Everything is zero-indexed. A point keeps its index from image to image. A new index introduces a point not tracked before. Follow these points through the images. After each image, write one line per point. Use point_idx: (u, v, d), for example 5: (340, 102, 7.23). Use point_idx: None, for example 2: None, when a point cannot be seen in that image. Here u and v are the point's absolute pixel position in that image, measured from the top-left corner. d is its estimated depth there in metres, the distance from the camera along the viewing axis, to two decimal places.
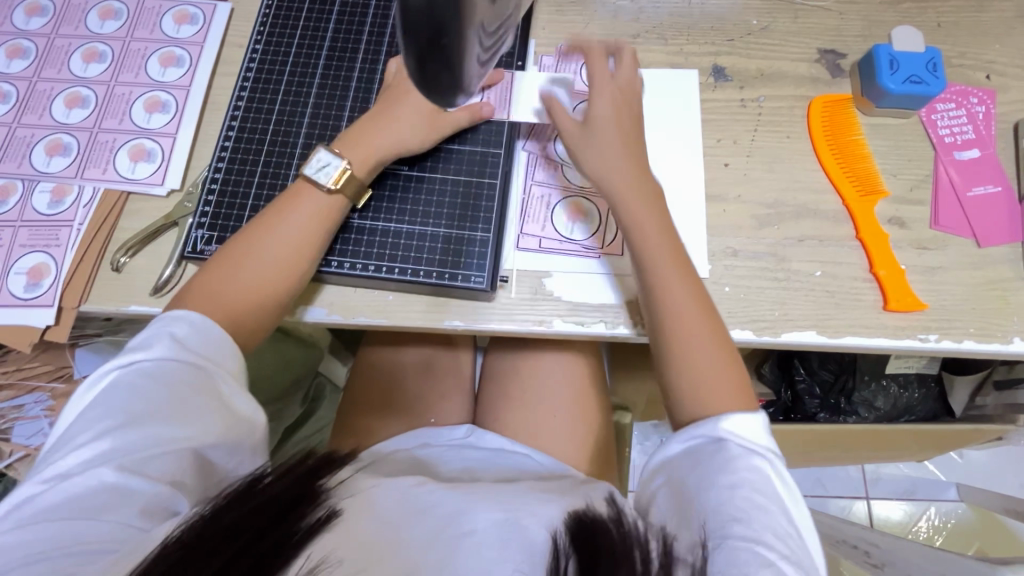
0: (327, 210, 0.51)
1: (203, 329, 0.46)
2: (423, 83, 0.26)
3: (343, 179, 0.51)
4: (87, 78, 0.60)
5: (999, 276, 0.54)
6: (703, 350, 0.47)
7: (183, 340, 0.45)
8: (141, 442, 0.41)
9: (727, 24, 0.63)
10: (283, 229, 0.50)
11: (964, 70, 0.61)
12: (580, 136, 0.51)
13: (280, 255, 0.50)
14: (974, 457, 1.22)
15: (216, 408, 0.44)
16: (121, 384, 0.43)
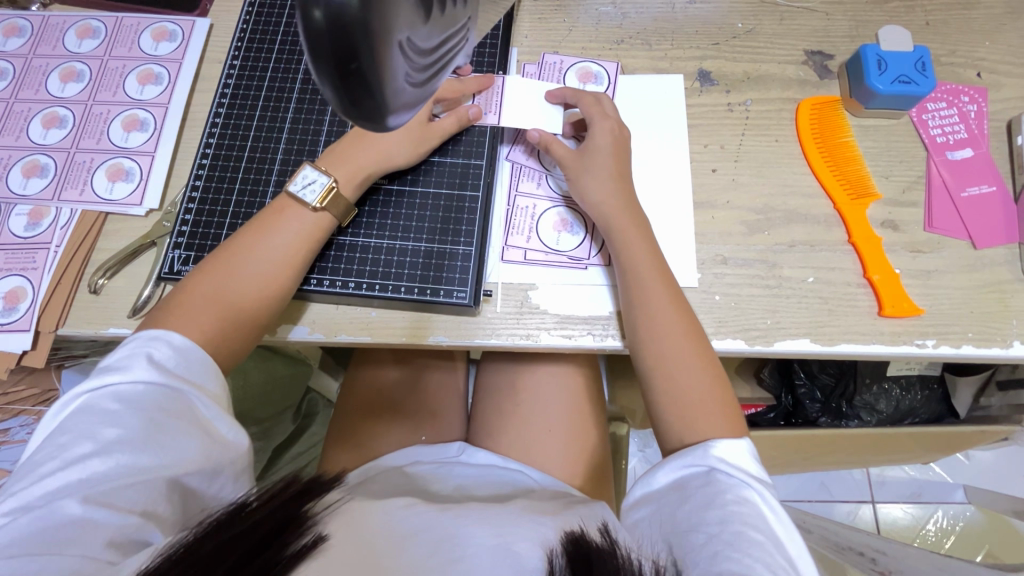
0: (313, 228, 0.50)
1: (184, 353, 0.45)
2: (351, 114, 0.22)
3: (328, 198, 0.50)
4: (65, 97, 0.60)
5: (996, 278, 0.52)
6: (693, 375, 0.47)
7: (162, 364, 0.44)
8: (114, 470, 0.40)
9: (712, 28, 0.62)
10: (267, 249, 0.49)
11: (954, 68, 0.59)
12: (578, 164, 0.53)
13: (264, 274, 0.49)
14: (981, 458, 1.20)
15: (195, 433, 0.43)
16: (95, 410, 0.42)
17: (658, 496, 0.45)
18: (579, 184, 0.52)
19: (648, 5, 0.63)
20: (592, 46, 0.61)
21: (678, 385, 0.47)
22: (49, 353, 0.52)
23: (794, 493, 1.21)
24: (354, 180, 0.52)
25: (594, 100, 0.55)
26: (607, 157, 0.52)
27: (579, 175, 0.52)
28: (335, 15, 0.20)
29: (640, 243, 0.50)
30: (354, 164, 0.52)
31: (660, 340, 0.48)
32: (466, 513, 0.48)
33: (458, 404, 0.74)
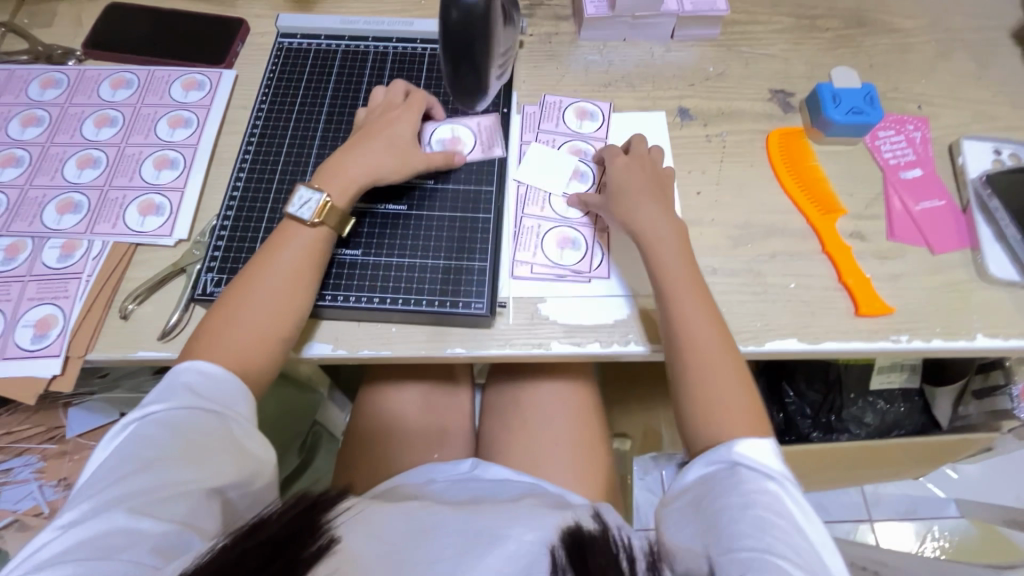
0: (317, 242, 0.54)
1: (216, 376, 0.46)
2: (461, 88, 0.40)
3: (323, 211, 0.54)
4: (99, 141, 0.64)
5: (955, 279, 0.59)
6: (733, 390, 0.50)
7: (195, 387, 0.46)
8: (156, 484, 0.42)
9: (687, 72, 0.70)
10: (279, 266, 0.52)
11: (898, 102, 0.68)
12: (636, 187, 0.57)
13: (279, 292, 0.51)
14: (968, 471, 1.24)
15: (230, 451, 0.45)
16: (137, 431, 0.44)
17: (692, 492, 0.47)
18: (631, 203, 0.56)
19: (630, 54, 0.71)
20: (583, 88, 0.69)
21: (718, 407, 0.49)
22: (77, 378, 0.54)
23: None
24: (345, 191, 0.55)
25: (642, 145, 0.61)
26: (649, 183, 0.58)
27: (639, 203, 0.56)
28: (467, 15, 0.35)
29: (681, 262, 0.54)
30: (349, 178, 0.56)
31: (704, 377, 0.50)
32: (480, 511, 0.51)
33: (466, 425, 0.77)
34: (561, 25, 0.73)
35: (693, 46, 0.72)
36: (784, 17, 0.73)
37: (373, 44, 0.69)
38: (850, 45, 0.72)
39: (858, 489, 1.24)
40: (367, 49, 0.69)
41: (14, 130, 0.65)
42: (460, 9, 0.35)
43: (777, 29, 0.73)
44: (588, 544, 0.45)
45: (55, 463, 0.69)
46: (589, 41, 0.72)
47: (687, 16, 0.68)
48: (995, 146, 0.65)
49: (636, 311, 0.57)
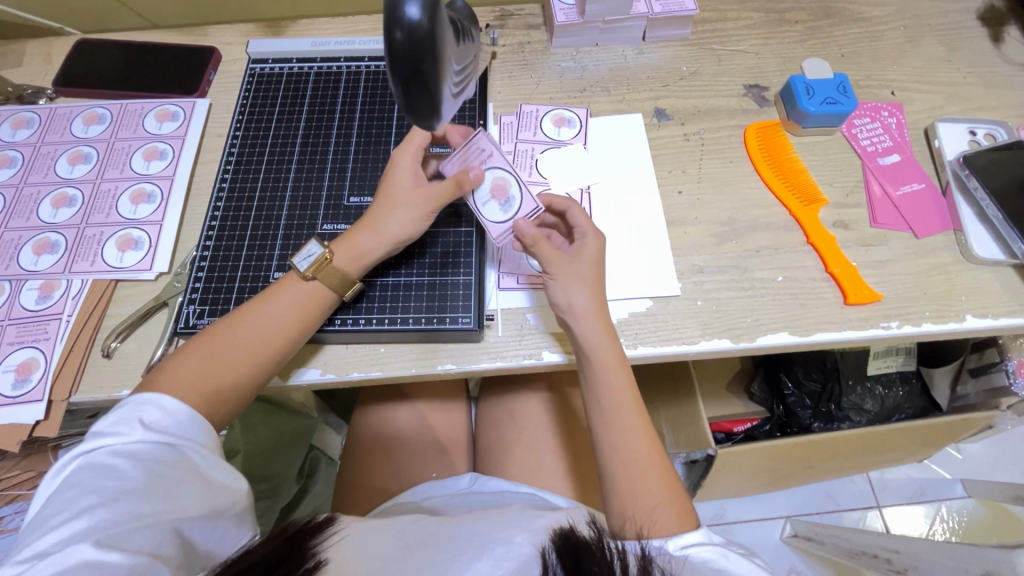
0: (308, 299, 0.52)
1: (174, 410, 0.45)
2: (414, 113, 0.34)
3: (319, 268, 0.52)
4: (73, 178, 0.64)
5: (941, 262, 0.59)
6: (657, 492, 0.50)
7: (154, 424, 0.44)
8: (120, 517, 0.39)
9: (661, 73, 0.70)
10: (267, 319, 0.50)
11: (872, 90, 0.69)
12: (568, 269, 0.53)
13: (259, 338, 0.49)
14: (971, 450, 1.24)
15: (195, 480, 0.43)
16: (95, 466, 0.41)
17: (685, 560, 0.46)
18: (561, 288, 0.52)
19: (603, 58, 0.72)
20: (559, 95, 0.69)
21: (644, 505, 0.49)
22: (61, 421, 0.53)
23: (801, 507, 1.22)
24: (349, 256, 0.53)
25: (580, 210, 0.55)
26: (586, 268, 0.53)
27: (554, 277, 0.52)
28: (412, 34, 0.29)
29: (616, 365, 0.52)
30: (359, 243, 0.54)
31: (636, 474, 0.50)
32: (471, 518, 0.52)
33: (465, 440, 0.76)
34: (533, 33, 0.73)
35: (666, 47, 0.72)
36: (753, 13, 0.74)
37: (346, 65, 0.69)
38: (820, 36, 0.72)
39: (864, 477, 1.24)
40: (340, 70, 0.69)
41: None
42: (404, 29, 0.29)
43: (747, 25, 0.73)
44: (582, 547, 0.42)
45: None
46: (561, 48, 0.72)
47: (657, 17, 0.69)
48: (970, 127, 0.65)
49: (626, 315, 0.57)
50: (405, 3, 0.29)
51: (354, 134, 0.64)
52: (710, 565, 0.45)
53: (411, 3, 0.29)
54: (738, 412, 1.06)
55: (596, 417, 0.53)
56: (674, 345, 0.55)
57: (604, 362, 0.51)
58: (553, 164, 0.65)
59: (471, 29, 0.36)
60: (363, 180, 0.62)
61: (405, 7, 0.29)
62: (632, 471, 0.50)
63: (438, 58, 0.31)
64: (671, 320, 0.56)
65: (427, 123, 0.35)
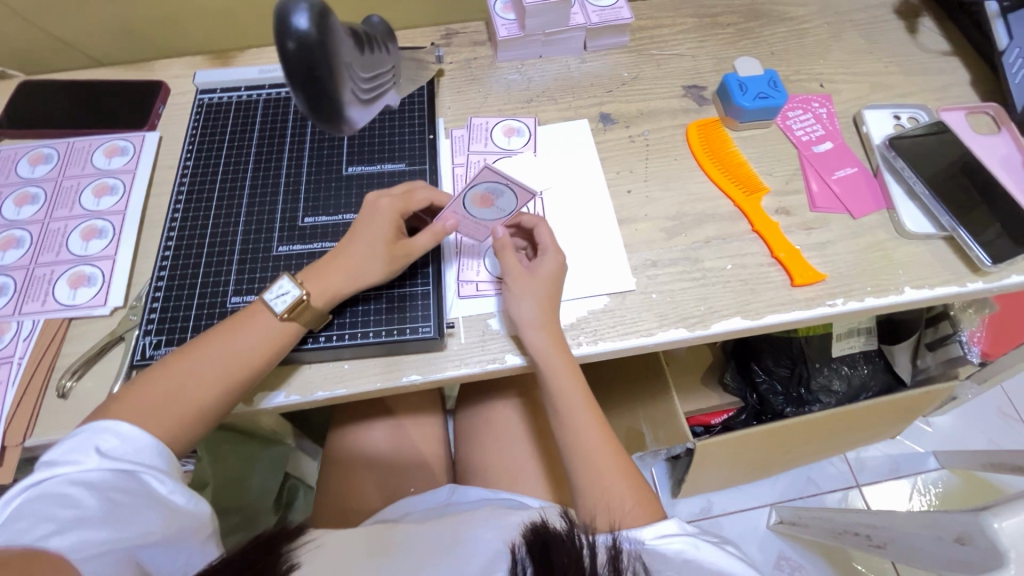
0: (278, 329, 0.50)
1: (132, 439, 0.44)
2: (313, 112, 0.38)
3: (296, 308, 0.51)
4: (21, 220, 0.63)
5: (879, 239, 0.62)
6: (619, 487, 0.52)
7: (110, 452, 0.43)
8: (77, 546, 0.39)
9: (604, 79, 0.73)
10: (232, 351, 0.49)
11: (802, 83, 0.73)
12: (518, 279, 0.55)
13: (226, 367, 0.48)
14: (940, 422, 1.28)
15: (154, 508, 0.43)
16: (49, 496, 0.40)
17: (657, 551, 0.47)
18: (512, 300, 0.54)
19: (548, 69, 0.74)
20: (507, 107, 0.71)
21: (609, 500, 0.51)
22: (16, 467, 0.51)
23: (786, 493, 1.24)
24: (325, 293, 0.52)
25: (546, 229, 0.58)
26: (541, 286, 0.55)
27: (508, 288, 0.55)
28: (303, 44, 0.34)
29: (566, 369, 0.53)
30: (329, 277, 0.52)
31: (597, 472, 0.52)
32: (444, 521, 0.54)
33: (442, 454, 0.76)
34: (479, 49, 0.75)
35: (607, 55, 0.75)
36: (686, 18, 0.77)
37: None
38: (751, 36, 0.76)
39: (843, 458, 1.27)
40: (289, 95, 0.69)
41: None
42: (294, 39, 0.34)
43: (681, 30, 0.77)
44: (551, 539, 0.44)
45: None
46: (507, 61, 0.75)
47: (595, 27, 0.71)
48: (894, 112, 0.69)
49: (584, 313, 0.58)
50: (292, 16, 0.33)
51: (306, 156, 0.65)
52: (681, 556, 0.47)
53: (297, 15, 0.33)
54: (714, 404, 1.08)
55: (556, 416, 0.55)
56: (633, 338, 0.57)
57: (554, 366, 0.53)
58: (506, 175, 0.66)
59: (370, 38, 0.41)
60: (318, 200, 0.62)
61: (292, 19, 0.33)
62: (593, 471, 0.52)
63: (330, 63, 0.35)
64: (628, 314, 0.58)
65: (339, 124, 0.40)
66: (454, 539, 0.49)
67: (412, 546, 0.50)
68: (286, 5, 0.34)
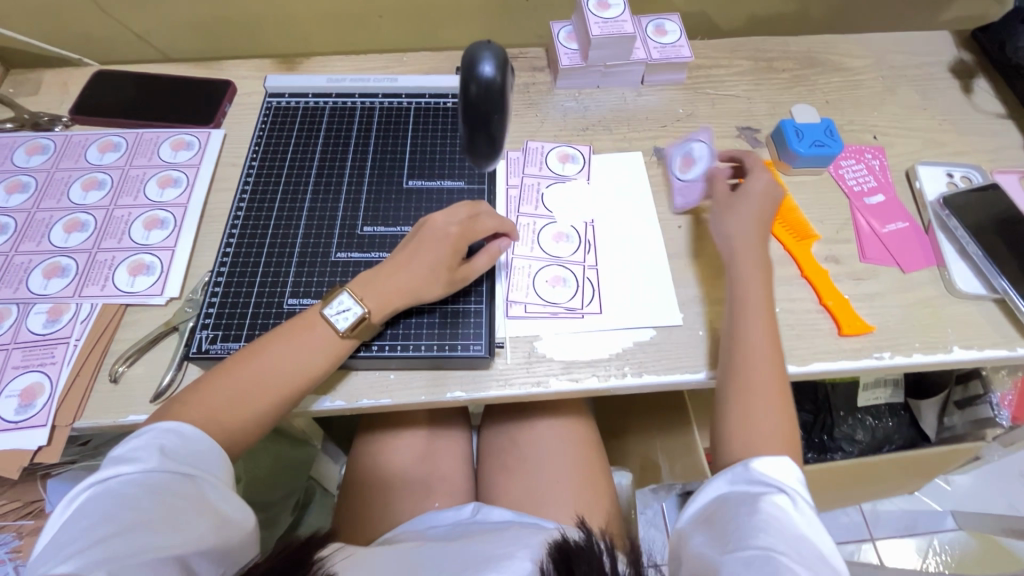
0: (337, 343, 0.52)
1: (193, 443, 0.45)
2: (470, 149, 0.43)
3: (357, 327, 0.52)
4: (86, 205, 0.64)
5: (927, 295, 0.62)
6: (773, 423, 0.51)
7: (171, 453, 0.44)
8: (134, 545, 0.39)
9: (659, 114, 0.74)
10: (294, 360, 0.50)
11: (855, 134, 0.73)
12: (728, 203, 0.61)
13: (287, 377, 0.50)
14: (959, 482, 1.26)
15: (206, 514, 0.43)
16: (111, 496, 0.41)
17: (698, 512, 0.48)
18: (721, 216, 0.61)
19: (605, 99, 0.76)
20: (563, 133, 0.72)
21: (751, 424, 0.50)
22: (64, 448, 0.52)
23: None
24: (383, 309, 0.53)
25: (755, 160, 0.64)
26: (754, 203, 0.60)
27: (718, 206, 0.61)
28: (485, 88, 0.39)
29: (756, 283, 0.56)
30: (383, 290, 0.53)
31: (751, 392, 0.51)
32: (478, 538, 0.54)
33: (467, 470, 0.76)
34: (538, 75, 0.77)
35: (663, 90, 0.76)
36: (743, 61, 0.79)
37: (360, 100, 0.71)
38: (806, 84, 0.77)
39: (858, 509, 1.24)
40: (354, 105, 0.71)
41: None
42: (479, 83, 0.39)
43: (737, 72, 0.78)
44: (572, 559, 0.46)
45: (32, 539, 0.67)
46: (565, 89, 0.76)
47: (655, 63, 0.73)
48: (947, 170, 0.70)
49: (630, 344, 0.58)
50: (482, 63, 0.39)
51: (367, 165, 0.67)
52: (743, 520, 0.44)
53: (488, 64, 0.39)
54: None
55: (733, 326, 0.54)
56: (679, 374, 0.57)
57: (746, 276, 0.56)
58: (559, 200, 0.67)
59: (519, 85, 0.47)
60: (377, 210, 0.64)
61: (483, 65, 0.39)
62: (752, 386, 0.51)
63: (501, 108, 0.40)
64: (675, 349, 0.58)
65: (483, 158, 0.45)
66: (486, 559, 0.50)
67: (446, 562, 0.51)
68: (479, 53, 0.39)
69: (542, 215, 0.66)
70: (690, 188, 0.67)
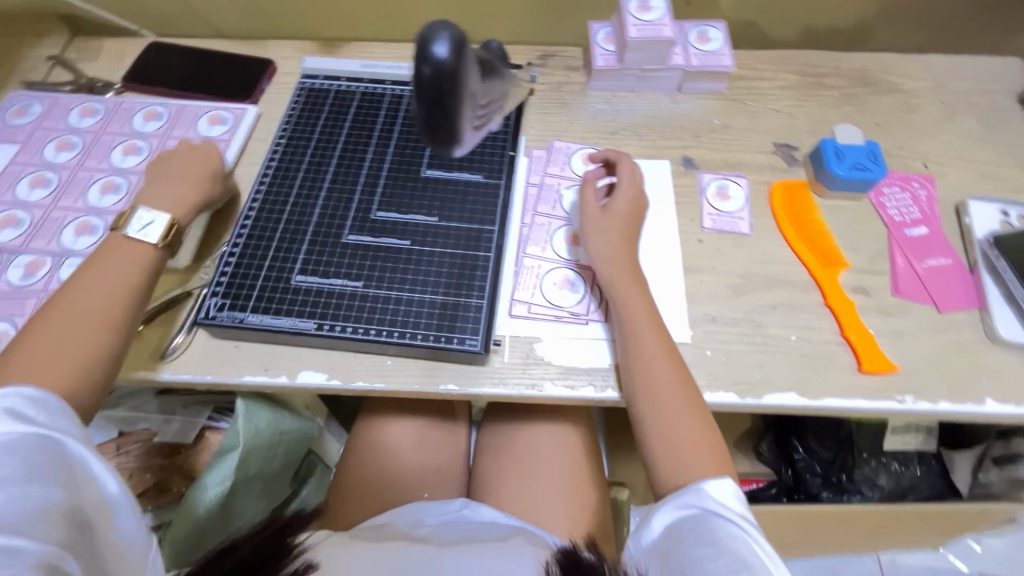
0: (145, 260, 0.53)
1: (46, 403, 0.43)
2: (430, 132, 0.38)
3: (168, 233, 0.54)
4: (124, 168, 0.68)
5: (963, 340, 0.57)
6: (689, 429, 0.51)
7: (24, 416, 0.41)
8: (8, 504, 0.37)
9: (692, 123, 0.72)
10: (96, 279, 0.50)
11: (903, 160, 0.69)
12: (598, 217, 0.59)
13: (94, 295, 0.49)
14: (992, 544, 1.17)
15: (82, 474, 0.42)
16: None
17: (652, 545, 0.48)
18: (590, 232, 0.59)
19: (638, 104, 0.74)
20: (590, 135, 0.71)
21: (675, 452, 0.50)
22: None
23: None
24: (182, 211, 0.57)
25: (626, 166, 0.63)
26: (618, 220, 0.59)
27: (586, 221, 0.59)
28: (438, 71, 0.35)
29: (637, 298, 0.55)
30: (170, 200, 0.57)
31: (655, 404, 0.51)
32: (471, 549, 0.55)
33: (461, 464, 0.75)
34: (572, 75, 0.76)
35: (701, 99, 0.74)
36: (789, 74, 0.75)
37: (391, 88, 0.72)
38: (855, 103, 0.73)
39: (875, 557, 1.17)
40: (385, 92, 0.72)
41: (48, 154, 0.69)
42: (431, 65, 0.34)
43: (782, 86, 0.74)
44: None
45: None
46: (598, 90, 0.75)
47: (694, 70, 0.71)
48: (1003, 208, 0.64)
49: None
50: (433, 44, 0.34)
51: (389, 151, 0.67)
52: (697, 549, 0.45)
53: (439, 44, 0.34)
54: (744, 471, 1.02)
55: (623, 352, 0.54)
56: None
57: (625, 293, 0.55)
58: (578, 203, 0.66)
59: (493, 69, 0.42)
60: (393, 195, 0.64)
61: (434, 45, 0.34)
62: (662, 416, 0.51)
63: (459, 91, 0.36)
64: None
65: (443, 142, 0.40)
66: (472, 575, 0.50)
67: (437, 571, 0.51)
68: (431, 34, 0.35)
69: (557, 216, 0.65)
70: (729, 220, 0.65)
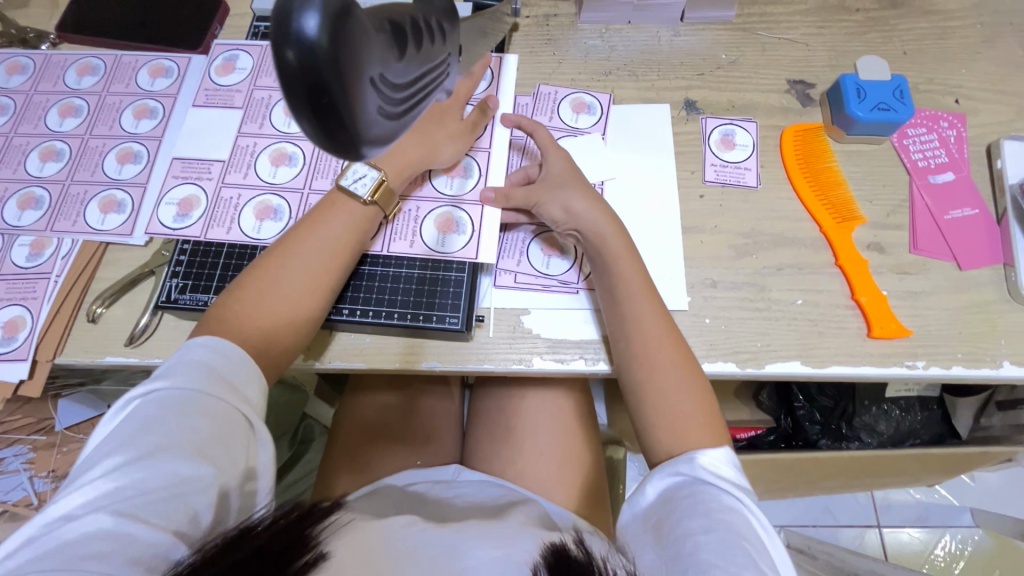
0: (313, 246, 0.50)
1: (226, 356, 0.44)
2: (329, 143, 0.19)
3: (378, 190, 0.52)
4: (293, 132, 0.60)
5: (983, 299, 0.53)
6: (690, 395, 0.48)
7: (193, 368, 0.43)
8: (166, 471, 0.39)
9: (697, 59, 0.64)
10: (277, 278, 0.49)
11: (932, 95, 0.61)
12: (551, 180, 0.54)
13: (256, 300, 0.48)
14: (987, 480, 1.18)
15: (195, 453, 0.40)
16: (137, 415, 0.41)
17: (644, 515, 0.46)
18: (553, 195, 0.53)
19: (635, 38, 0.65)
20: (582, 77, 0.63)
21: (676, 418, 0.48)
22: (45, 382, 0.53)
23: (799, 518, 1.19)
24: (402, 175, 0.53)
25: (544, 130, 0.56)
26: (568, 179, 0.54)
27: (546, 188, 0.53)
28: (307, 51, 0.17)
29: (625, 257, 0.51)
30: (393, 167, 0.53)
31: (653, 370, 0.48)
32: (463, 528, 0.51)
33: (452, 430, 0.75)
34: (561, 5, 0.67)
35: (705, 30, 0.65)
36: None
37: None
38: (882, 29, 0.64)
39: (869, 494, 1.20)
40: None
41: None
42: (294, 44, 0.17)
43: (800, 11, 0.65)
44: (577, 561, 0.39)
45: (44, 454, 0.76)
46: (590, 23, 0.66)
47: None
48: None
49: None
50: (302, 11, 0.17)
51: None
52: (692, 521, 0.41)
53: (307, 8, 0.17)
54: (743, 419, 1.01)
55: (613, 316, 0.50)
56: None
57: (613, 254, 0.51)
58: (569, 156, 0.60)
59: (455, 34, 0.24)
60: None
61: (300, 15, 0.17)
62: (660, 383, 0.48)
63: (354, 70, 0.18)
64: None
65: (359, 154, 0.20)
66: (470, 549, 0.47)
67: (431, 549, 0.47)
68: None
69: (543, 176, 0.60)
70: (734, 171, 0.59)
